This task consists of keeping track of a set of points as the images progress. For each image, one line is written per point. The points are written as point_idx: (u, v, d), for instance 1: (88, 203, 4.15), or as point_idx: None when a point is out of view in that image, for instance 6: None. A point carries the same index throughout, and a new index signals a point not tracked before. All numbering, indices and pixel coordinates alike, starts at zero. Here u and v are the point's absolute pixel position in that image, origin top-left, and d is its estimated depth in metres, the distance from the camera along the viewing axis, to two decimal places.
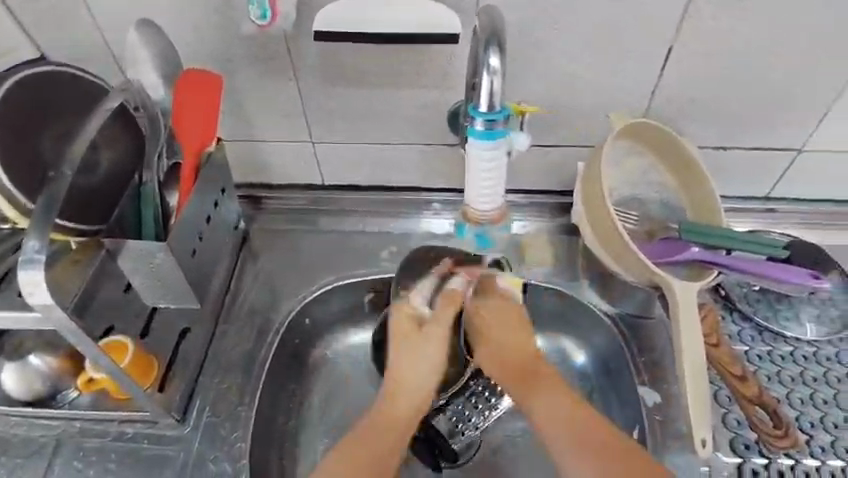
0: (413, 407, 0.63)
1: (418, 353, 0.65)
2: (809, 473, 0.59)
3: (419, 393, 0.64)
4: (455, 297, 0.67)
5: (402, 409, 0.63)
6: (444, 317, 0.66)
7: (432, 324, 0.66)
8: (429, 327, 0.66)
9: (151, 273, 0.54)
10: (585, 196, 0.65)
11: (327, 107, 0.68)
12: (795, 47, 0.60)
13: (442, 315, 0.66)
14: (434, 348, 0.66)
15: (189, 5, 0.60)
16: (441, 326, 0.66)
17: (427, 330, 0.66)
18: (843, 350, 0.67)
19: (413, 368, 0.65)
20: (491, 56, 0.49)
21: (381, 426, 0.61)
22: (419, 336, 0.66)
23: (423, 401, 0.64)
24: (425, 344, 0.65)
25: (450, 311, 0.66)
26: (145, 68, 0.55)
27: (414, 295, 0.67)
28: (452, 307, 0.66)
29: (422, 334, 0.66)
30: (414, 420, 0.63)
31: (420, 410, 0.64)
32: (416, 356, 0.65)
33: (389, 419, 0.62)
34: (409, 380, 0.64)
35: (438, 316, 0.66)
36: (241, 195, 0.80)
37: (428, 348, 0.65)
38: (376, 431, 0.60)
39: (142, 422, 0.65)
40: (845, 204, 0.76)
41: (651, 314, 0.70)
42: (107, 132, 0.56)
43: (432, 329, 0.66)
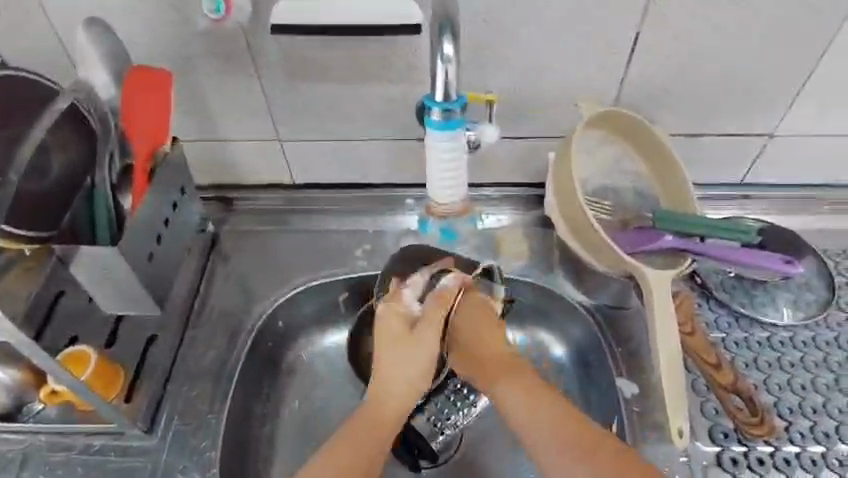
0: (401, 408, 0.61)
1: (410, 353, 0.62)
2: (789, 460, 0.59)
3: (402, 395, 0.62)
4: (446, 297, 0.64)
5: (391, 409, 0.61)
6: (435, 317, 0.63)
7: (424, 325, 0.63)
8: (420, 327, 0.63)
9: (108, 280, 0.52)
10: (557, 186, 0.64)
11: (291, 104, 0.66)
12: (762, 30, 0.60)
13: (433, 314, 0.63)
14: (424, 349, 0.63)
15: (142, 1, 0.58)
16: (432, 327, 0.63)
17: (419, 331, 0.63)
18: (820, 334, 0.67)
19: (402, 368, 0.62)
20: (445, 44, 0.48)
21: (368, 429, 0.59)
22: (411, 336, 0.63)
23: (408, 403, 0.62)
24: (416, 345, 0.63)
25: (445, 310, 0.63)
26: (94, 66, 0.53)
27: (406, 294, 0.64)
28: (443, 306, 0.63)
29: (413, 334, 0.63)
30: (398, 422, 0.61)
31: (404, 411, 0.62)
32: (407, 356, 0.62)
33: (378, 419, 0.60)
34: (398, 379, 0.62)
35: (429, 315, 0.63)
36: (210, 196, 0.78)
37: (421, 349, 0.63)
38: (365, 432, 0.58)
39: (108, 435, 0.63)
40: (819, 188, 0.75)
41: (628, 304, 0.69)
42: (61, 134, 0.54)
43: (423, 329, 0.63)
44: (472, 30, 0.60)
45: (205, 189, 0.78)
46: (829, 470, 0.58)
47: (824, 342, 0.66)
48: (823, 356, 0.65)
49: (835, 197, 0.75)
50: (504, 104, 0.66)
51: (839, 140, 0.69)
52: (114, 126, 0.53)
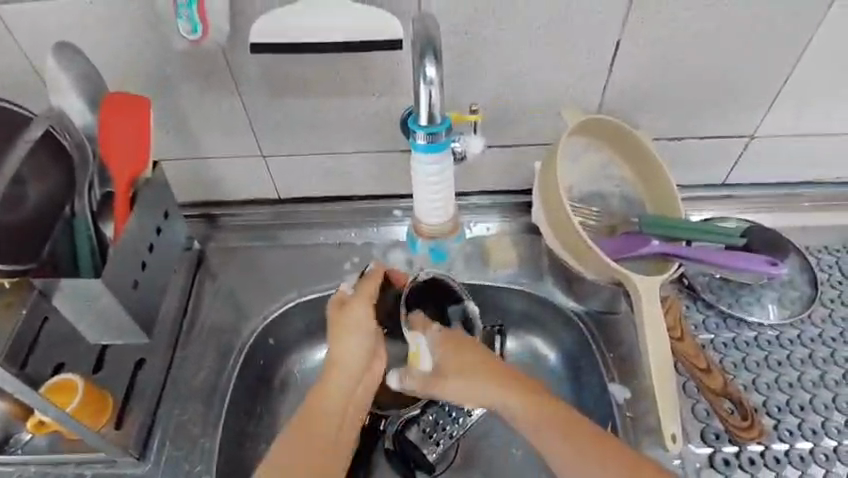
0: (351, 392, 0.61)
1: (347, 337, 0.61)
2: (778, 458, 0.60)
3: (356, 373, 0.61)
4: (372, 277, 0.64)
5: (342, 397, 0.60)
6: (367, 295, 0.63)
7: (356, 307, 0.62)
8: (352, 310, 0.62)
9: (92, 310, 0.51)
10: (544, 194, 0.64)
11: (274, 120, 0.66)
12: (739, 36, 0.60)
13: (363, 293, 0.63)
14: (364, 326, 0.62)
15: (117, 22, 0.57)
16: (360, 308, 0.62)
17: (353, 315, 0.62)
18: (804, 331, 0.68)
19: (343, 353, 0.61)
20: (427, 66, 0.47)
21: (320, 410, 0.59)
22: (345, 320, 0.62)
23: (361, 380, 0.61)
24: (355, 331, 0.62)
25: (375, 287, 0.63)
26: (67, 93, 0.52)
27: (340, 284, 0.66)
28: (371, 285, 0.63)
29: (346, 318, 0.62)
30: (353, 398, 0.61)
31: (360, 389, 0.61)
32: (346, 340, 0.61)
33: (325, 404, 0.60)
34: (342, 364, 0.61)
35: (360, 293, 0.63)
36: (194, 214, 0.77)
37: (359, 332, 0.62)
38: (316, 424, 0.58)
39: (101, 463, 0.62)
40: (801, 185, 0.76)
41: (617, 309, 0.70)
42: (37, 163, 0.53)
43: (356, 307, 0.62)
44: (454, 42, 0.59)
45: (190, 207, 0.76)
46: (818, 466, 0.60)
47: (809, 339, 0.67)
48: (809, 353, 0.66)
49: (815, 194, 0.76)
50: (489, 114, 0.66)
51: (819, 138, 0.70)
52: (92, 153, 0.53)
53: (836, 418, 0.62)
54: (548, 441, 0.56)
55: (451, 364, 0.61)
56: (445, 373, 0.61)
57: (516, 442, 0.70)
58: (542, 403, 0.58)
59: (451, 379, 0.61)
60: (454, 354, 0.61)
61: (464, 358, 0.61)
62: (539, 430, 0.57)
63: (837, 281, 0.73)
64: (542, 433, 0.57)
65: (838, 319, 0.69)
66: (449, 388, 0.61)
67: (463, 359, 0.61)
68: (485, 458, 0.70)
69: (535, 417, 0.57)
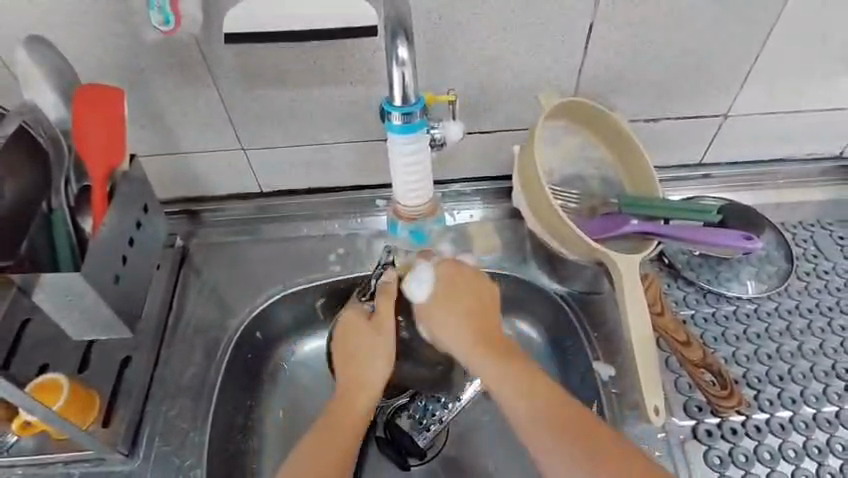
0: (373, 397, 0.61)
1: (378, 348, 0.62)
2: (759, 427, 0.61)
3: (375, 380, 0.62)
4: (388, 290, 0.64)
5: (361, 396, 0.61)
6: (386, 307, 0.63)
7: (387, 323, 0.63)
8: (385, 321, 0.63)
9: (73, 305, 0.51)
10: (524, 177, 0.65)
11: (251, 112, 0.65)
12: (707, 17, 0.61)
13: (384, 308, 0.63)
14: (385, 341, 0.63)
15: (87, 17, 0.56)
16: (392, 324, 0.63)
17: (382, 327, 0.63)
18: (781, 304, 0.70)
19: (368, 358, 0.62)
20: (399, 47, 0.48)
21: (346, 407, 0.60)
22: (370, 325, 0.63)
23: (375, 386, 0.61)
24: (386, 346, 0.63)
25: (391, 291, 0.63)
26: (41, 87, 0.52)
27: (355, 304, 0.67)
28: (390, 299, 0.63)
29: (376, 333, 0.63)
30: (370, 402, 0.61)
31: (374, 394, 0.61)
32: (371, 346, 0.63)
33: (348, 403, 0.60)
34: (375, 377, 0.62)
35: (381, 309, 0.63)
36: (176, 210, 0.76)
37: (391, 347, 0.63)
38: (342, 412, 0.59)
39: (89, 462, 0.61)
40: (774, 163, 0.78)
41: (600, 290, 0.71)
42: (11, 157, 0.50)
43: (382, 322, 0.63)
44: (429, 29, 0.60)
45: (172, 203, 0.76)
46: (798, 433, 0.61)
47: (787, 311, 0.69)
48: (787, 325, 0.68)
49: (789, 171, 0.78)
50: (466, 100, 0.66)
51: (789, 116, 0.72)
52: (68, 149, 0.53)
53: (814, 387, 0.64)
54: (512, 396, 0.56)
55: (443, 293, 0.61)
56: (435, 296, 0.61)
57: (504, 425, 0.71)
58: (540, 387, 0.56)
59: (439, 306, 0.61)
60: (451, 283, 0.61)
61: (454, 296, 0.61)
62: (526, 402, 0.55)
63: (812, 255, 0.75)
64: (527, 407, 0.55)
65: (814, 292, 0.71)
66: (433, 315, 0.61)
67: (458, 291, 0.61)
68: (474, 442, 0.70)
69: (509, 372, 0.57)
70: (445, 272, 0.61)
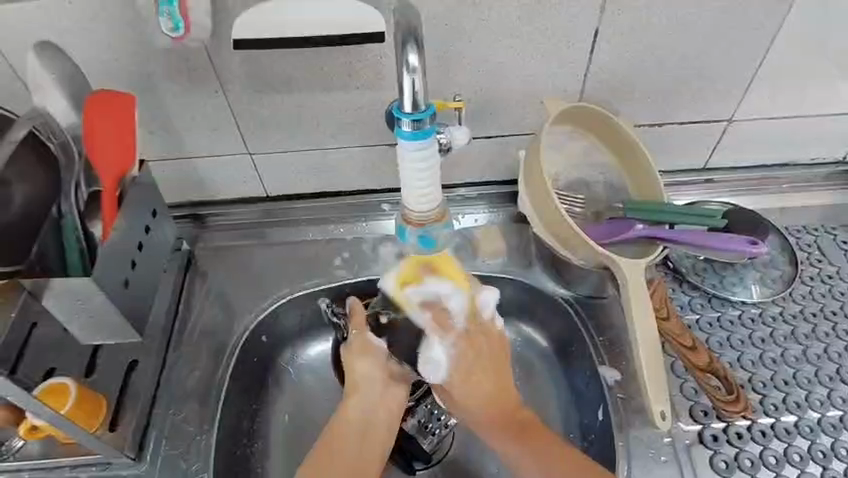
0: (368, 416, 0.61)
1: (361, 368, 0.62)
2: (765, 431, 0.61)
3: (369, 402, 0.62)
4: (355, 316, 0.64)
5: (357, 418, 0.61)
6: (359, 329, 0.64)
7: (362, 335, 0.64)
8: (357, 344, 0.63)
9: (82, 310, 0.51)
10: (530, 183, 0.65)
11: (258, 117, 0.66)
12: (711, 23, 0.62)
13: (358, 332, 0.64)
14: (369, 365, 0.63)
15: (98, 24, 0.57)
16: (360, 335, 0.63)
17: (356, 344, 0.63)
18: (786, 308, 0.70)
19: (358, 380, 0.62)
20: (410, 55, 0.48)
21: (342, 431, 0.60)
22: (352, 351, 0.63)
23: (371, 407, 0.61)
24: (368, 355, 0.63)
25: (359, 315, 0.64)
26: (52, 93, 0.52)
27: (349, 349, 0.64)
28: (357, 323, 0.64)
29: (354, 355, 0.63)
30: (365, 422, 0.61)
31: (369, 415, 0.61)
32: (359, 370, 0.63)
33: (344, 427, 0.61)
34: (367, 381, 0.62)
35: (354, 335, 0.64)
36: (183, 214, 0.77)
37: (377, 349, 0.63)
38: (338, 434, 0.60)
39: (95, 466, 0.61)
40: (778, 168, 0.78)
41: (605, 294, 0.71)
42: (21, 166, 0.52)
43: (359, 345, 0.63)
44: (436, 35, 0.60)
45: (179, 207, 0.76)
46: (803, 438, 0.61)
47: (792, 316, 0.69)
48: (791, 329, 0.68)
49: (792, 176, 0.78)
50: (472, 105, 0.67)
51: (793, 121, 0.72)
52: (78, 155, 0.53)
53: (819, 391, 0.64)
54: (522, 461, 0.58)
55: (463, 375, 0.61)
56: (456, 378, 0.61)
57: None
58: (540, 442, 0.58)
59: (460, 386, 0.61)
60: (467, 362, 0.61)
61: (475, 374, 0.61)
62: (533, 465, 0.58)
63: (817, 259, 0.75)
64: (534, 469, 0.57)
65: (818, 296, 0.71)
66: (451, 394, 0.62)
67: (476, 369, 0.61)
68: (480, 448, 0.70)
69: (523, 449, 0.58)
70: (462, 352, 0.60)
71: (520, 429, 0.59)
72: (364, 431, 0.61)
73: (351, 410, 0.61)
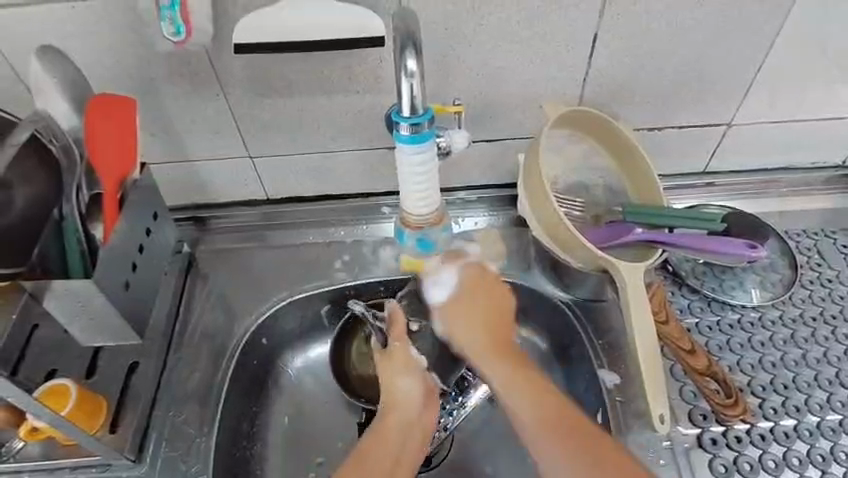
0: (407, 426, 0.57)
1: (402, 375, 0.59)
2: (764, 435, 0.61)
3: (409, 412, 0.57)
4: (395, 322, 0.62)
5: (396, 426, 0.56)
6: (399, 338, 0.61)
7: (403, 348, 0.61)
8: (397, 352, 0.61)
9: (83, 311, 0.52)
10: (529, 186, 0.66)
11: (259, 121, 0.66)
12: (710, 27, 0.62)
13: (397, 339, 0.61)
14: (411, 375, 0.59)
15: (100, 29, 0.57)
16: (402, 347, 0.61)
17: (396, 355, 0.61)
18: (785, 312, 0.70)
19: (398, 389, 0.59)
20: (408, 59, 0.49)
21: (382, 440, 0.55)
22: (393, 357, 0.61)
23: (410, 417, 0.57)
24: (408, 368, 0.60)
25: (399, 324, 0.62)
26: (54, 98, 0.53)
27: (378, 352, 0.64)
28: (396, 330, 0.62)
29: (393, 362, 0.60)
30: (405, 432, 0.56)
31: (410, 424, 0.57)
32: (399, 378, 0.59)
33: (384, 434, 0.56)
34: (408, 396, 0.58)
35: (395, 343, 0.62)
36: (185, 217, 0.77)
37: (417, 363, 0.61)
38: (379, 442, 0.55)
39: (95, 467, 0.61)
40: (778, 172, 0.78)
41: (605, 297, 0.72)
42: (25, 168, 0.52)
43: (400, 353, 0.61)
44: (435, 39, 0.61)
45: (180, 210, 0.77)
46: (802, 442, 0.61)
47: (791, 320, 0.69)
48: (791, 333, 0.68)
49: (791, 180, 0.78)
50: (472, 109, 0.67)
51: (792, 125, 0.72)
52: (80, 158, 0.54)
53: (818, 395, 0.64)
54: (519, 398, 0.54)
55: (465, 299, 0.59)
56: (453, 298, 0.59)
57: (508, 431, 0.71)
58: (539, 387, 0.54)
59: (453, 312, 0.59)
60: (473, 291, 0.60)
61: (478, 301, 0.59)
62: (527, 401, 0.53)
63: (817, 263, 0.75)
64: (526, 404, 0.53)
65: (818, 300, 0.71)
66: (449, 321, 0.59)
67: (478, 296, 0.60)
68: (479, 451, 0.70)
69: (516, 387, 0.54)
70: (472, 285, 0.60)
71: (518, 365, 0.56)
72: (402, 440, 0.56)
73: (390, 421, 0.57)
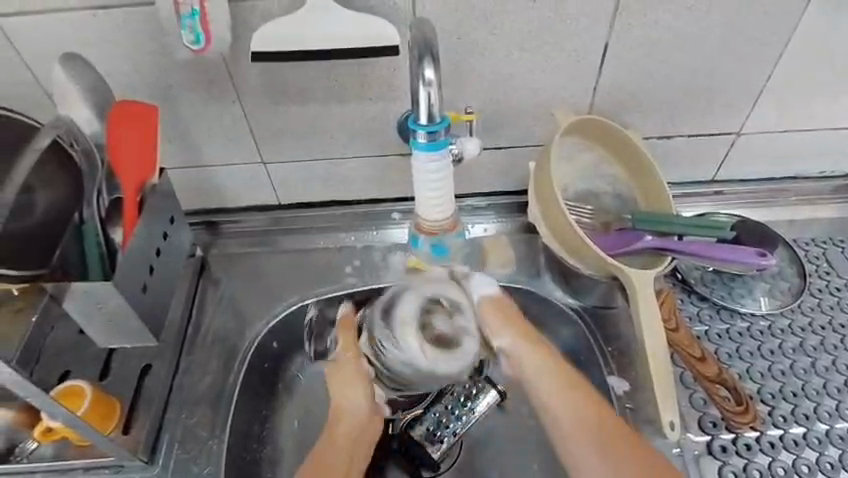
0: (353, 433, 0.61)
1: (349, 381, 0.63)
2: (774, 443, 0.61)
3: (355, 417, 0.62)
4: (347, 326, 0.65)
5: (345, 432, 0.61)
6: (348, 346, 0.64)
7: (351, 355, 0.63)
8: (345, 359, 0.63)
9: (101, 313, 0.52)
10: (540, 194, 0.66)
11: (274, 127, 0.67)
12: (719, 38, 0.63)
13: (347, 347, 0.64)
14: (355, 383, 0.62)
15: (121, 35, 0.58)
16: (348, 353, 0.63)
17: (343, 362, 0.63)
18: (794, 320, 0.70)
19: (345, 396, 0.62)
20: (426, 68, 0.50)
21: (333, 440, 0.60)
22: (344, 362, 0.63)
23: (356, 422, 0.62)
24: (356, 377, 0.63)
25: (349, 332, 0.64)
26: (76, 104, 0.54)
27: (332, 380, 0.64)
28: (348, 337, 0.64)
29: (342, 369, 0.63)
30: (352, 437, 0.61)
31: (357, 429, 0.61)
32: (346, 386, 0.63)
33: (335, 436, 0.61)
34: (353, 404, 0.62)
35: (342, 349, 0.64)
36: (196, 222, 0.78)
37: (361, 371, 0.63)
38: (336, 440, 0.60)
39: (108, 469, 0.62)
40: (786, 180, 0.79)
41: (614, 304, 0.72)
42: (46, 173, 0.54)
43: (347, 360, 0.63)
44: (449, 48, 0.62)
45: (192, 214, 0.78)
46: (811, 449, 0.61)
47: (800, 328, 0.69)
48: (800, 341, 0.68)
49: (800, 189, 0.79)
50: (482, 117, 0.68)
51: (801, 134, 0.73)
52: (101, 162, 0.54)
53: (827, 403, 0.64)
54: (572, 411, 0.58)
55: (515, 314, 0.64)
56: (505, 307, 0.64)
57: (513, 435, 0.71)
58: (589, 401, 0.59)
59: (499, 318, 0.63)
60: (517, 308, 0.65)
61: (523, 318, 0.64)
62: (579, 414, 0.58)
63: (825, 272, 0.75)
64: (579, 416, 0.58)
65: (826, 308, 0.71)
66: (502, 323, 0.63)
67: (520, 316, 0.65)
68: (487, 456, 0.70)
69: (569, 401, 0.59)
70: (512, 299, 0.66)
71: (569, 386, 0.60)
72: (350, 446, 0.60)
73: (336, 426, 0.61)
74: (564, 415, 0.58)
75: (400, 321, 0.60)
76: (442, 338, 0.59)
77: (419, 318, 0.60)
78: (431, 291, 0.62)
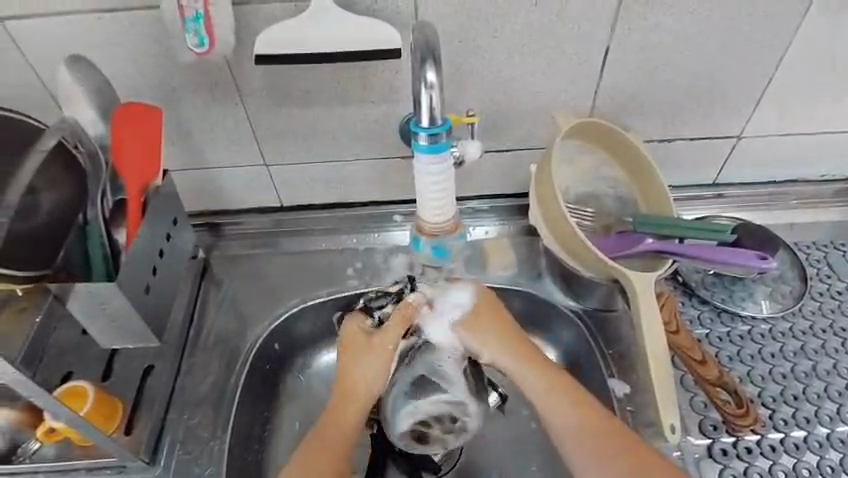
0: (354, 420, 0.59)
1: (374, 366, 0.61)
2: (774, 446, 0.61)
3: (360, 403, 0.60)
4: (408, 310, 0.64)
5: (345, 416, 0.59)
6: (395, 330, 0.63)
7: (391, 337, 0.62)
8: (381, 343, 0.62)
9: (104, 313, 0.53)
10: (541, 197, 0.66)
11: (276, 129, 0.68)
12: (719, 41, 0.63)
13: (392, 330, 0.62)
14: (378, 367, 0.61)
15: (125, 38, 0.59)
16: (391, 338, 0.62)
17: (379, 346, 0.62)
18: (796, 324, 0.70)
19: (361, 378, 0.61)
20: (428, 71, 0.50)
21: (330, 423, 0.59)
22: (377, 344, 0.62)
23: (361, 408, 0.60)
24: (381, 363, 0.62)
25: (405, 320, 0.63)
26: (82, 107, 0.55)
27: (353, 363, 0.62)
28: (400, 320, 0.63)
29: (373, 350, 0.62)
30: (352, 424, 0.59)
31: (358, 416, 0.60)
32: (367, 369, 0.61)
33: (335, 420, 0.59)
34: (362, 388, 0.61)
35: (388, 330, 0.63)
36: (199, 223, 0.78)
37: (388, 362, 0.62)
38: (335, 423, 0.59)
39: (110, 469, 0.62)
40: (787, 184, 0.79)
41: (614, 307, 0.72)
42: (50, 175, 0.53)
43: (382, 343, 0.62)
44: (451, 51, 0.62)
45: (194, 216, 0.78)
46: (812, 453, 0.61)
47: (801, 332, 0.69)
48: (801, 345, 0.68)
49: (801, 192, 0.79)
50: (484, 119, 0.68)
51: (801, 137, 0.73)
52: (105, 163, 0.55)
53: (828, 407, 0.64)
54: (556, 409, 0.58)
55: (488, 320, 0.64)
56: (473, 317, 0.64)
57: (513, 438, 0.71)
58: (577, 398, 0.58)
59: (472, 329, 0.64)
60: (491, 312, 0.64)
61: (500, 321, 0.64)
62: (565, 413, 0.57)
63: (826, 275, 0.75)
64: (561, 413, 0.57)
65: (827, 312, 0.71)
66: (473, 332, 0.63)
67: (496, 319, 0.64)
68: (489, 459, 0.70)
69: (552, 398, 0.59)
70: (485, 302, 0.65)
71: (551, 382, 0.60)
72: (347, 432, 0.58)
73: (340, 410, 0.60)
74: (551, 412, 0.58)
75: (436, 389, 0.63)
76: (425, 437, 0.64)
77: (429, 416, 0.63)
78: (458, 390, 0.63)
